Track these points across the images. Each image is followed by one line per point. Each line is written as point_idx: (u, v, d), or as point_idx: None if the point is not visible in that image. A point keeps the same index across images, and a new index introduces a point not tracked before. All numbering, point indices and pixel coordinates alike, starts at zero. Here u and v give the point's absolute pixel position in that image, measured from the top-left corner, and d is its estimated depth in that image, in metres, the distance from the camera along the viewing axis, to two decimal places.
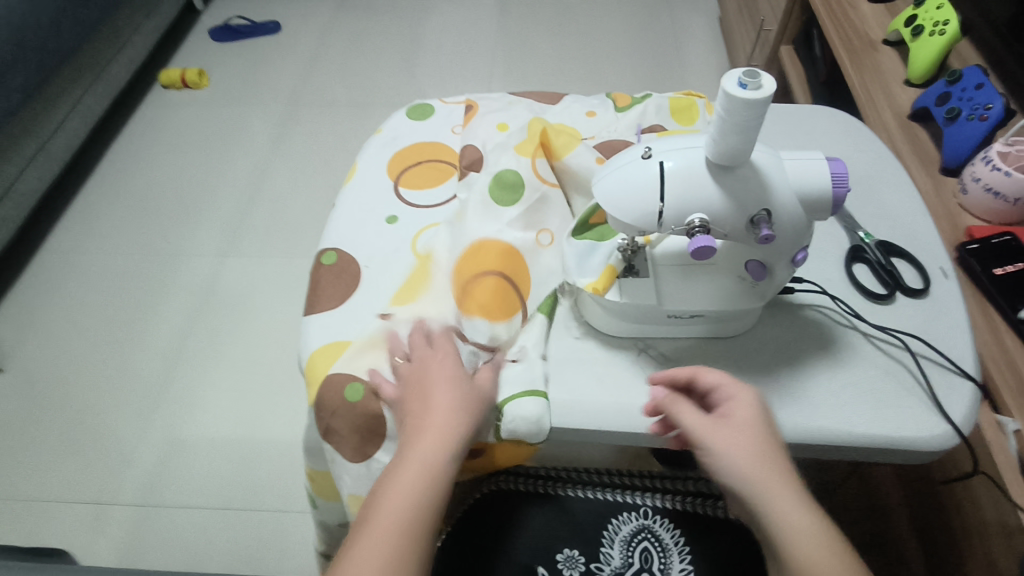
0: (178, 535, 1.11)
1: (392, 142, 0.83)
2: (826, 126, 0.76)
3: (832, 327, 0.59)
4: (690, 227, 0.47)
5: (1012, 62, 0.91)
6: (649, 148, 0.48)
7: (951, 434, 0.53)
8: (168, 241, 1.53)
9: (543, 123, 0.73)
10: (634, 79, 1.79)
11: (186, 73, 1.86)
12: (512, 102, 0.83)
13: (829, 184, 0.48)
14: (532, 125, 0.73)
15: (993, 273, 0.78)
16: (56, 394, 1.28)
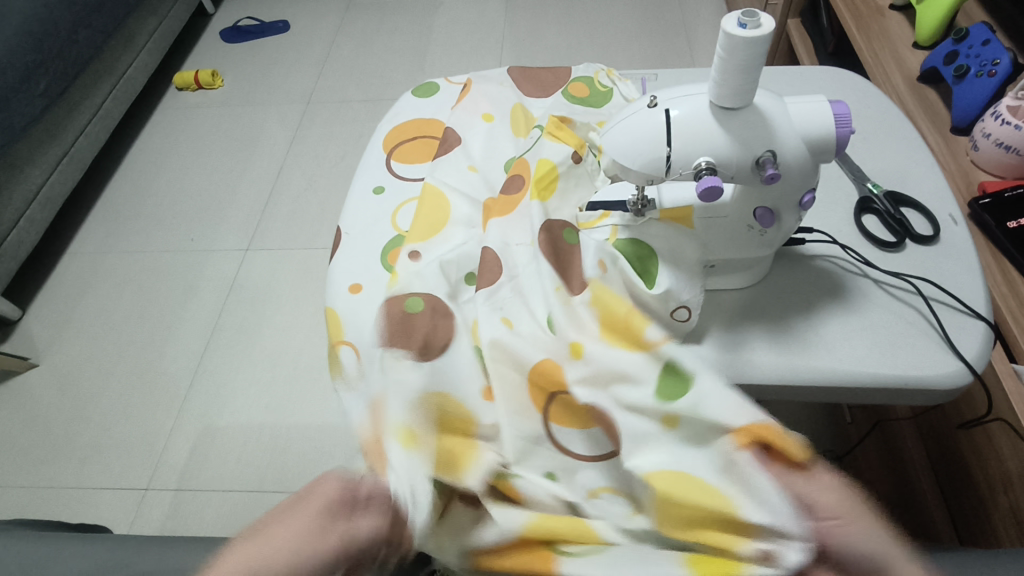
0: (212, 518, 1.14)
1: (392, 118, 0.84)
2: (833, 86, 0.77)
3: (841, 275, 0.60)
4: (697, 170, 0.48)
5: None
6: (654, 97, 0.50)
7: (965, 371, 0.54)
8: (191, 238, 1.56)
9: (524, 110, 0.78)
10: (643, 62, 1.80)
11: (200, 74, 1.90)
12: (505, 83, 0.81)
13: (832, 125, 0.49)
14: (517, 113, 0.77)
15: (1006, 226, 0.78)
16: (90, 387, 1.32)
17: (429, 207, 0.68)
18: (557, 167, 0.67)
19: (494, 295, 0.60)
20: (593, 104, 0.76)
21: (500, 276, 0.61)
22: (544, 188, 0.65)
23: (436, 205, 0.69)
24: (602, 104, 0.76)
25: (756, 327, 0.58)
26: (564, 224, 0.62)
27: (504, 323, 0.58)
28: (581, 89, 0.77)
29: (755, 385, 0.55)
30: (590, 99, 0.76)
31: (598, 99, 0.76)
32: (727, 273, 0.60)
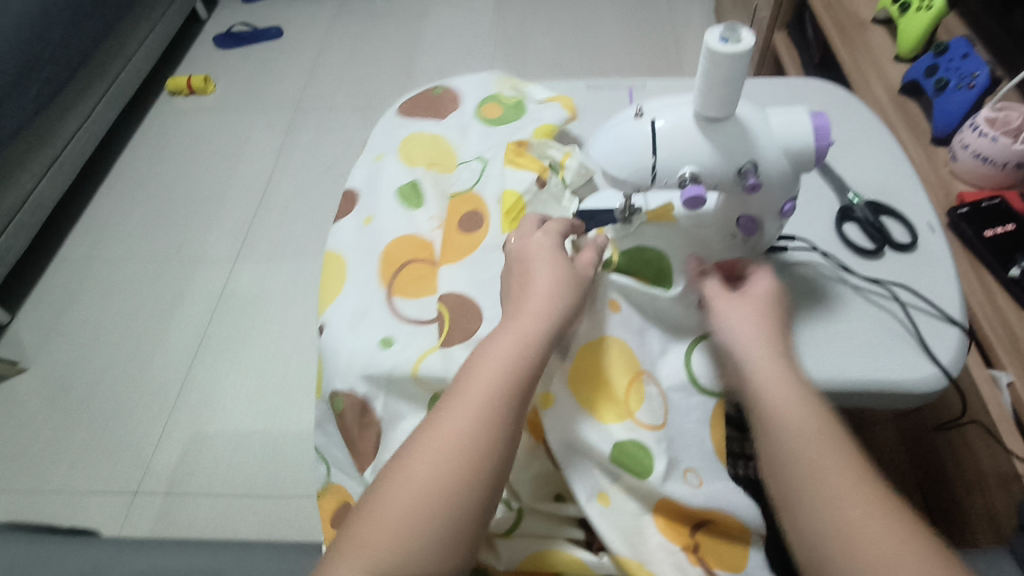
0: (202, 523, 1.14)
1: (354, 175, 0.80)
2: (816, 98, 0.79)
3: (821, 282, 0.62)
4: (682, 179, 0.50)
5: (997, 31, 0.93)
6: (640, 109, 0.52)
7: (941, 376, 0.55)
8: (183, 243, 1.57)
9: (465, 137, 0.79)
10: (633, 71, 1.83)
11: (192, 79, 1.91)
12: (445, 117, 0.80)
13: (812, 136, 0.50)
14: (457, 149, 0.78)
15: (983, 236, 0.80)
16: (79, 392, 1.32)
17: (410, 271, 0.68)
18: (522, 195, 0.68)
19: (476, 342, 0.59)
20: (510, 116, 0.78)
21: (480, 321, 0.60)
22: (513, 219, 0.67)
23: (415, 267, 0.68)
24: (516, 113, 0.79)
25: None
26: None
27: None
28: (494, 107, 0.79)
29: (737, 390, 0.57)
30: (505, 114, 0.79)
31: (511, 108, 0.79)
32: None
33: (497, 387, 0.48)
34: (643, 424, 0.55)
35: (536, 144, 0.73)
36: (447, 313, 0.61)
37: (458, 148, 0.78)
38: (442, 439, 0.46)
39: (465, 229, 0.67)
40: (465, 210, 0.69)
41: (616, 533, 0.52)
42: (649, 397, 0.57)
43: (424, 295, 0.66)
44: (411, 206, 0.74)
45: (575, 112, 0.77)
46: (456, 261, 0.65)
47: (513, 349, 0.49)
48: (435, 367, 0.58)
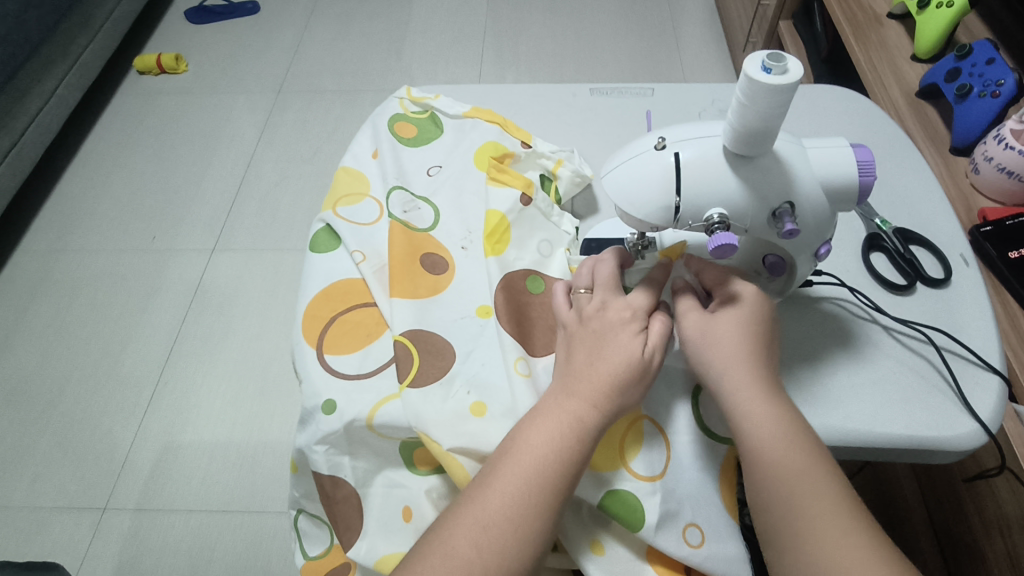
0: (175, 541, 1.08)
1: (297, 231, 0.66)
2: (837, 108, 0.73)
3: (850, 321, 0.57)
4: (709, 223, 0.44)
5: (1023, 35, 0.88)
6: (662, 138, 0.45)
7: (979, 432, 0.50)
8: (154, 236, 1.48)
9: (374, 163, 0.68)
10: (630, 58, 1.74)
11: (163, 58, 1.80)
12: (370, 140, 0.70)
13: (855, 173, 0.44)
14: (365, 178, 0.67)
15: (1008, 257, 0.75)
16: (42, 398, 1.24)
17: (343, 324, 0.58)
18: (506, 215, 0.61)
19: (450, 385, 0.53)
20: (429, 137, 0.69)
21: (453, 359, 0.54)
22: (497, 241, 0.60)
23: (354, 318, 0.58)
24: (435, 133, 0.69)
25: None
26: (527, 272, 0.59)
27: (474, 407, 0.51)
28: (408, 126, 0.70)
29: None
30: (421, 132, 0.69)
31: (428, 125, 0.70)
32: None
33: (544, 470, 0.43)
34: (639, 476, 0.50)
35: (523, 158, 0.66)
36: (414, 352, 0.53)
37: (372, 174, 0.67)
38: (487, 511, 0.42)
39: (429, 267, 0.59)
40: (423, 247, 0.60)
41: None
42: (652, 442, 0.51)
43: (370, 347, 0.56)
44: (330, 248, 0.63)
45: (502, 122, 0.69)
46: (420, 298, 0.57)
47: (561, 429, 0.44)
48: (397, 415, 0.51)
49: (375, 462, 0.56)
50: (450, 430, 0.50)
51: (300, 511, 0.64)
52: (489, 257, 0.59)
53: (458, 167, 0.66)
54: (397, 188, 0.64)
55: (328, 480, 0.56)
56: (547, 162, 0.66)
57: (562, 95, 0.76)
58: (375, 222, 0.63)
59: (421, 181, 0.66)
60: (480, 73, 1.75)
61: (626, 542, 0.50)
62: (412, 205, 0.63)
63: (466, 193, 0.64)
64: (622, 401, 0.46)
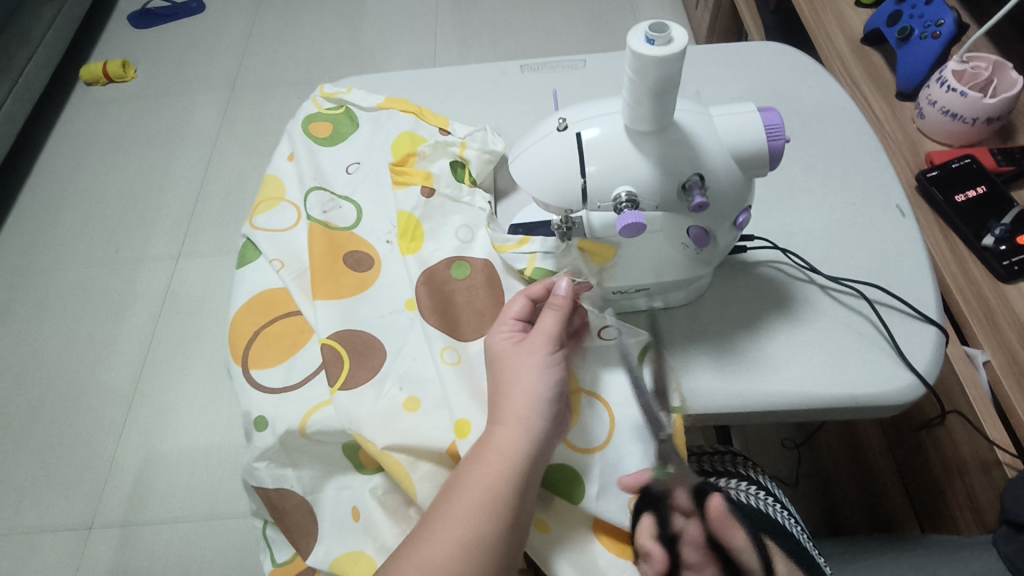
0: (164, 552, 1.09)
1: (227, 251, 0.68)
2: (772, 66, 0.72)
3: (787, 283, 0.57)
4: (617, 202, 0.43)
5: None
6: (564, 118, 0.45)
7: (916, 383, 0.51)
8: (116, 249, 1.46)
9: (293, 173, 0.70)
10: (587, 24, 1.71)
11: (109, 65, 1.75)
12: (288, 148, 0.72)
13: (763, 137, 0.43)
14: (279, 189, 0.69)
15: (954, 201, 0.74)
16: (18, 422, 1.23)
17: (267, 336, 0.60)
18: (413, 212, 0.62)
19: (382, 385, 0.54)
20: (345, 133, 0.70)
21: (384, 357, 0.55)
22: (410, 237, 0.61)
23: (278, 329, 0.60)
24: (352, 128, 0.71)
25: (704, 345, 0.55)
26: (449, 262, 0.59)
27: (408, 403, 0.53)
28: (323, 125, 0.71)
29: (700, 415, 0.52)
30: (337, 129, 0.71)
31: (343, 120, 0.71)
32: (673, 293, 0.55)
33: (484, 504, 0.45)
34: (575, 450, 0.52)
35: (429, 152, 0.66)
36: (344, 354, 0.55)
37: (289, 177, 0.70)
38: (434, 553, 0.44)
39: (354, 265, 0.61)
40: (345, 245, 0.62)
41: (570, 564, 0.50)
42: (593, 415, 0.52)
43: (294, 358, 0.58)
44: (251, 258, 0.65)
45: (418, 111, 0.70)
46: (346, 298, 0.59)
47: (495, 464, 0.46)
48: (330, 420, 0.54)
49: (320, 468, 0.57)
50: (385, 429, 0.51)
51: (267, 520, 0.62)
52: (407, 256, 0.60)
53: (376, 160, 0.67)
54: (316, 189, 0.66)
55: (274, 493, 0.57)
56: (453, 147, 0.66)
57: (493, 74, 0.76)
58: (293, 226, 0.66)
59: (341, 180, 0.67)
60: (435, 53, 1.72)
61: (571, 521, 0.51)
62: (333, 204, 0.65)
63: (380, 187, 0.66)
64: (541, 434, 0.48)
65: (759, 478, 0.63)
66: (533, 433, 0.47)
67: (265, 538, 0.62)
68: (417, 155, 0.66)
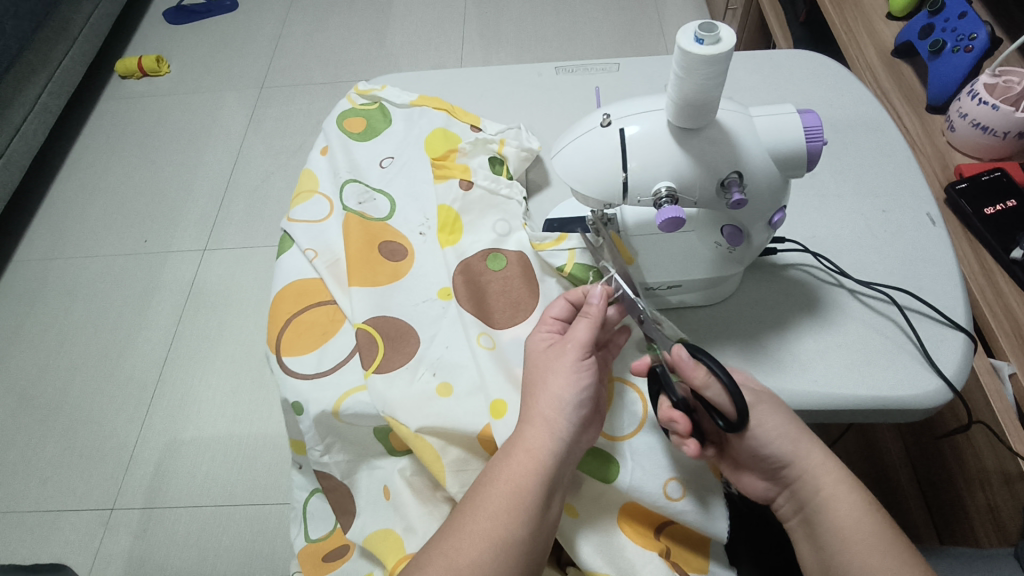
0: (182, 536, 1.11)
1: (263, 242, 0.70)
2: (803, 75, 0.73)
3: (817, 287, 0.58)
4: (657, 197, 0.44)
5: None
6: (608, 114, 0.46)
7: (944, 389, 0.51)
8: (145, 239, 1.49)
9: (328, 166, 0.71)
10: (613, 32, 1.72)
11: (144, 60, 1.79)
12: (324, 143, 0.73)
13: (802, 139, 0.44)
14: (314, 183, 0.71)
15: (984, 213, 0.74)
16: (46, 404, 1.27)
17: (298, 325, 0.61)
18: (453, 205, 0.65)
19: (417, 369, 0.56)
20: (379, 128, 0.72)
21: (419, 344, 0.57)
22: (450, 232, 0.63)
23: (308, 318, 0.61)
24: (385, 124, 0.72)
25: (733, 343, 0.55)
26: (484, 254, 0.61)
27: (440, 388, 0.54)
28: (357, 120, 0.73)
29: None
30: (371, 125, 0.72)
31: (377, 116, 0.73)
32: (705, 291, 0.56)
33: (514, 502, 0.45)
34: (608, 437, 0.53)
35: (469, 148, 0.68)
36: (379, 340, 0.57)
37: (322, 170, 0.71)
38: (463, 548, 0.44)
39: (388, 255, 0.63)
40: (380, 236, 0.64)
41: (590, 542, 0.51)
42: (619, 403, 0.54)
43: (326, 345, 0.60)
44: (286, 247, 0.67)
45: (450, 109, 0.72)
46: (381, 285, 0.60)
47: (526, 462, 0.46)
48: (364, 404, 0.55)
49: (351, 454, 0.59)
50: (419, 414, 0.53)
51: (313, 493, 0.69)
52: (446, 248, 0.62)
53: (410, 154, 0.69)
54: (351, 182, 0.68)
55: (317, 471, 0.61)
56: (493, 144, 0.68)
57: (529, 75, 0.77)
58: (326, 218, 0.67)
59: (375, 173, 0.69)
60: (462, 57, 1.74)
61: (599, 508, 0.53)
62: (368, 196, 0.67)
63: (413, 181, 0.67)
64: (570, 437, 0.48)
65: None
66: (562, 436, 0.48)
67: (304, 513, 0.68)
68: (456, 150, 0.68)
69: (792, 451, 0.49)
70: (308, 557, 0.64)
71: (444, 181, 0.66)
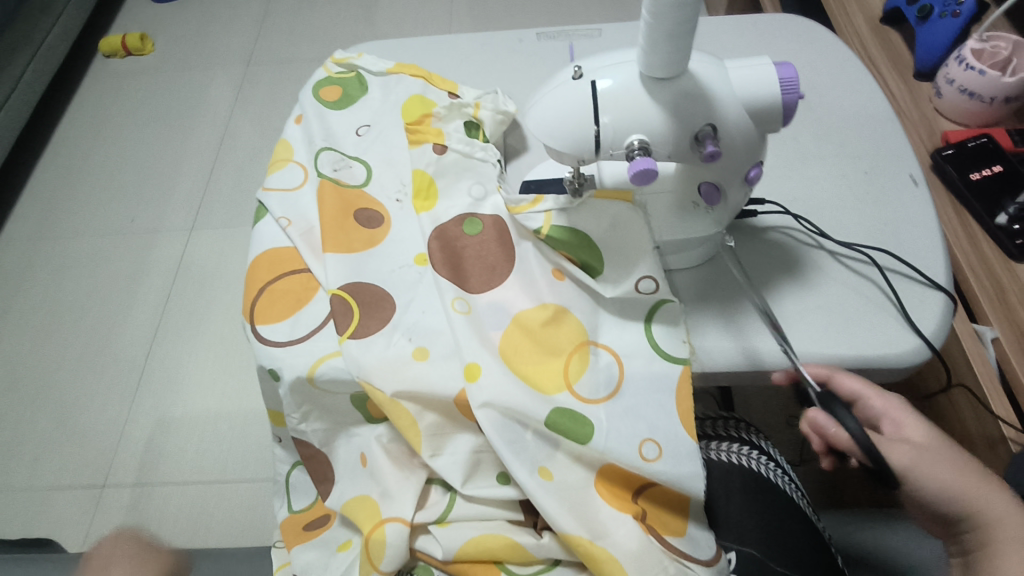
0: (172, 514, 1.11)
1: None
2: (789, 38, 0.72)
3: (798, 248, 0.57)
4: (629, 149, 0.43)
5: None
6: (580, 68, 0.45)
7: (922, 347, 0.51)
8: (132, 218, 1.47)
9: (304, 135, 0.70)
10: (604, 7, 1.70)
11: (127, 38, 1.76)
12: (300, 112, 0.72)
13: (776, 91, 0.44)
14: (289, 152, 0.69)
15: (969, 178, 0.74)
16: (33, 385, 1.26)
17: (272, 293, 0.60)
18: (427, 170, 0.63)
19: (392, 335, 0.55)
20: (355, 96, 0.71)
21: (394, 309, 0.56)
22: (424, 197, 0.62)
23: (281, 286, 0.60)
24: (361, 92, 0.71)
25: (714, 305, 0.55)
26: (460, 218, 0.60)
27: (416, 352, 0.54)
28: (333, 89, 0.72)
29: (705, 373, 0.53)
30: (347, 93, 0.71)
31: (353, 85, 0.72)
32: (685, 252, 0.56)
33: None
34: (581, 399, 0.52)
35: (444, 113, 0.67)
36: (354, 305, 0.56)
37: (297, 139, 0.70)
38: None
39: (364, 221, 0.62)
40: (356, 203, 0.63)
41: (564, 505, 0.50)
42: (594, 366, 0.53)
43: (300, 313, 0.59)
44: (260, 216, 0.66)
45: (427, 76, 0.71)
46: (357, 252, 0.60)
47: None
48: (339, 370, 0.55)
49: (330, 422, 0.59)
50: (392, 379, 0.52)
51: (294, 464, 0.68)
52: (421, 213, 0.61)
53: (387, 119, 0.68)
54: (326, 149, 0.67)
55: (295, 439, 0.61)
56: (469, 108, 0.67)
57: (509, 41, 0.76)
58: (301, 186, 0.66)
59: (351, 141, 0.68)
60: (450, 33, 1.72)
61: (574, 472, 0.52)
62: (343, 164, 0.66)
63: (389, 147, 0.66)
64: None
65: (761, 443, 0.62)
66: None
67: (286, 485, 0.68)
68: (431, 111, 0.67)
69: (966, 505, 0.44)
70: (288, 527, 0.64)
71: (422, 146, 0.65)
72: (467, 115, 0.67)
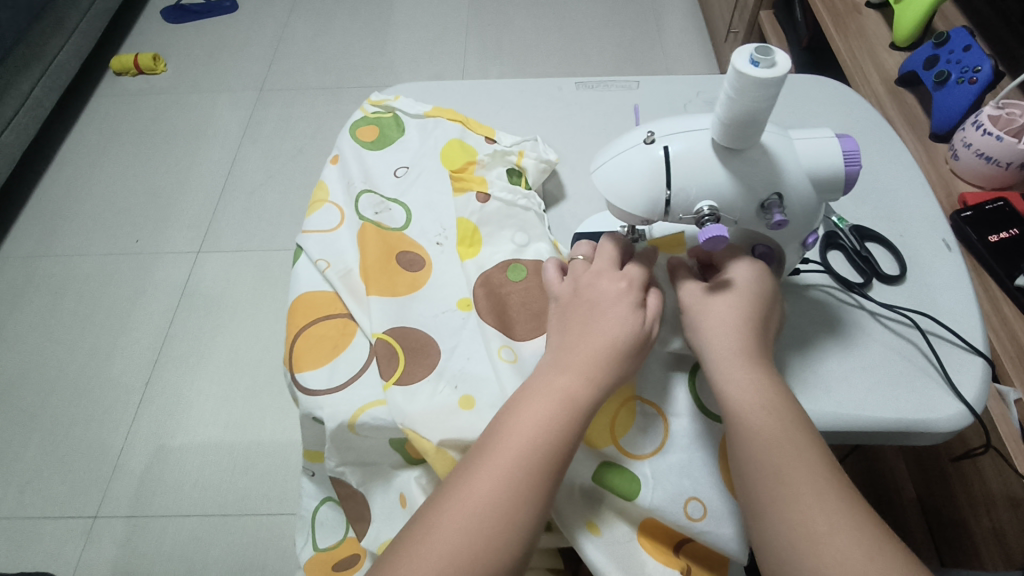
0: (170, 545, 1.08)
1: None
2: (819, 101, 0.74)
3: (837, 308, 0.59)
4: (699, 215, 0.44)
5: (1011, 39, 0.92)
6: (651, 132, 0.45)
7: (965, 413, 0.52)
8: (137, 239, 1.46)
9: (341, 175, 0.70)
10: (615, 51, 1.74)
11: (140, 57, 1.77)
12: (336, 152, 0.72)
13: (840, 162, 0.45)
14: (326, 193, 0.69)
15: (988, 240, 0.76)
16: (29, 407, 1.23)
17: (308, 338, 0.60)
18: (472, 218, 0.65)
19: (438, 380, 0.55)
20: (392, 138, 0.72)
21: (438, 356, 0.57)
22: (467, 246, 0.64)
23: (317, 332, 0.60)
24: (398, 133, 0.72)
25: None
26: (505, 265, 0.62)
27: (462, 401, 0.54)
28: (369, 129, 0.73)
29: None
30: (383, 134, 0.72)
31: (390, 126, 0.73)
32: None
33: (532, 453, 0.44)
34: (628, 454, 0.52)
35: (487, 160, 0.69)
36: (399, 351, 0.56)
37: (333, 178, 0.70)
38: (471, 503, 0.43)
39: (406, 265, 0.62)
40: (397, 246, 0.63)
41: (611, 562, 0.50)
42: (642, 420, 0.53)
43: (337, 360, 0.58)
44: (298, 257, 0.66)
45: (464, 120, 0.72)
46: (400, 296, 0.60)
47: (553, 412, 0.45)
48: (383, 417, 0.54)
49: (366, 463, 0.58)
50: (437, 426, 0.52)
51: (325, 500, 0.67)
52: (466, 259, 0.63)
53: (426, 160, 0.69)
54: (366, 192, 0.67)
55: (333, 479, 0.61)
56: (512, 156, 0.69)
57: (548, 89, 0.78)
58: (337, 227, 0.66)
59: (389, 183, 0.68)
60: (463, 69, 1.74)
61: (620, 525, 0.52)
62: (383, 206, 0.66)
63: (429, 188, 0.67)
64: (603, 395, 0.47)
65: None
66: (591, 391, 0.46)
67: (313, 522, 0.67)
68: (471, 157, 0.69)
69: None
70: (316, 566, 0.64)
71: (464, 194, 0.67)
72: (508, 161, 0.69)
